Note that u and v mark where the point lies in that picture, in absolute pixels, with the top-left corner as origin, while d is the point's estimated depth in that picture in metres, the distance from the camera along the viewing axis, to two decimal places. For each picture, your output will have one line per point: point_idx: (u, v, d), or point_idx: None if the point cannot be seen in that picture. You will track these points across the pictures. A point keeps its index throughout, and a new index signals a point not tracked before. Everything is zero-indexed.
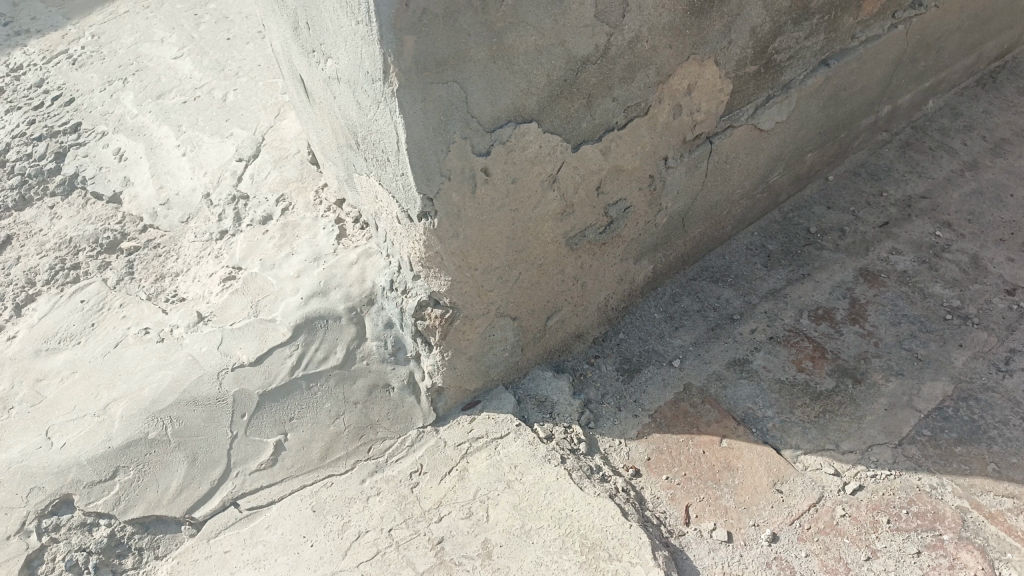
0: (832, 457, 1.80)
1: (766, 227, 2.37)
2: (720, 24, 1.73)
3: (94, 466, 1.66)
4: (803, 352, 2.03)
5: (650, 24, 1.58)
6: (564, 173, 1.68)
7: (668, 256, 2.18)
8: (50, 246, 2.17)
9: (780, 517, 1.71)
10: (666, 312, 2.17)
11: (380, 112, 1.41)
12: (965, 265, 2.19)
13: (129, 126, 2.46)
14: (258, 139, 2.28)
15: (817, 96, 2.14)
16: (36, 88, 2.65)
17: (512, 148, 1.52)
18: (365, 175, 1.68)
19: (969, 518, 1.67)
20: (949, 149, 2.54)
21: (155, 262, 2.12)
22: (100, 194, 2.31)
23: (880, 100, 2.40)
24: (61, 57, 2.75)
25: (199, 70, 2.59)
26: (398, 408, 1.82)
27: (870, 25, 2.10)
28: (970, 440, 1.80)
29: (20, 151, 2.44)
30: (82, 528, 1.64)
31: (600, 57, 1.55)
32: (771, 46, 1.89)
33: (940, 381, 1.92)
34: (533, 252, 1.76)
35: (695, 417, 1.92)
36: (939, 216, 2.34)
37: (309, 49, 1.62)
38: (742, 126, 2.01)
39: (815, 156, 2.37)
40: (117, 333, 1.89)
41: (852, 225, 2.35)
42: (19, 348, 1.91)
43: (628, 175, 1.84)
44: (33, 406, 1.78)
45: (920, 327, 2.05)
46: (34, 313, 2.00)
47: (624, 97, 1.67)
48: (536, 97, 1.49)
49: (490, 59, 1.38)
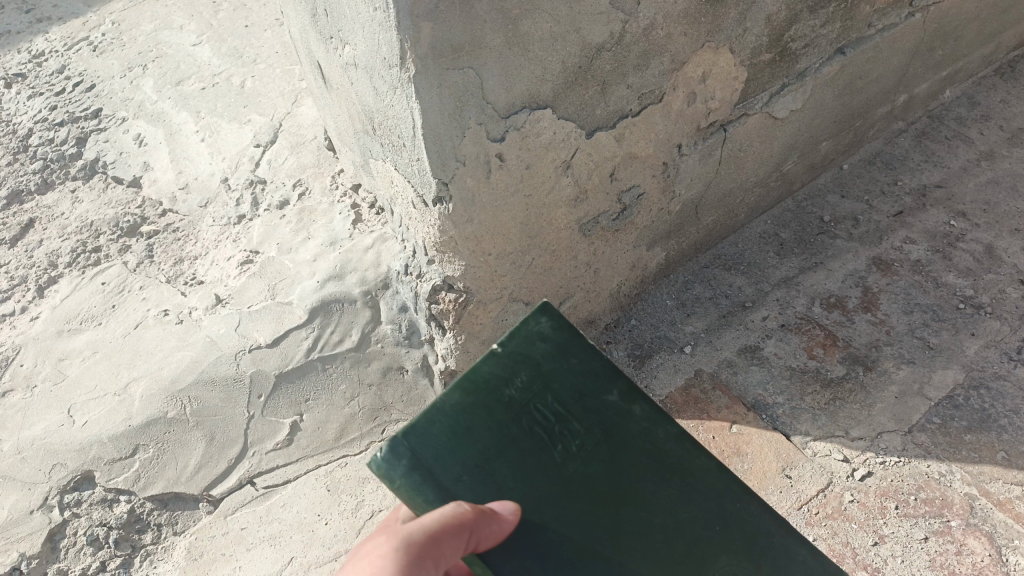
0: (841, 444, 1.81)
1: (779, 216, 2.37)
2: (735, 12, 1.73)
3: (115, 443, 1.70)
4: (814, 339, 2.04)
5: (664, 11, 1.59)
6: (578, 160, 1.69)
7: (680, 244, 2.19)
8: (72, 230, 2.19)
9: (788, 502, 1.73)
10: (678, 300, 2.18)
11: (396, 97, 1.43)
12: (978, 255, 2.20)
13: (149, 112, 2.48)
14: (275, 125, 2.31)
15: (832, 85, 2.13)
16: (58, 74, 2.67)
17: (526, 134, 1.54)
18: (381, 160, 1.71)
19: (977, 505, 1.69)
20: (966, 139, 2.54)
21: (174, 246, 2.14)
22: (121, 178, 2.33)
23: (896, 90, 2.39)
24: (82, 43, 2.77)
25: (217, 56, 2.62)
26: (412, 391, 1.85)
27: (886, 13, 2.09)
28: (980, 428, 1.82)
29: (42, 136, 2.46)
30: (103, 504, 1.67)
31: (614, 44, 1.56)
32: (786, 34, 1.89)
33: (952, 369, 1.93)
34: (546, 238, 1.78)
35: (705, 402, 1.94)
36: (953, 206, 2.34)
37: (326, 36, 1.64)
38: (756, 114, 2.02)
39: (829, 145, 2.36)
40: (137, 315, 1.93)
41: (865, 214, 2.35)
42: (42, 328, 1.94)
43: (641, 163, 1.85)
44: (56, 384, 1.82)
45: (932, 316, 2.06)
46: (56, 294, 2.02)
47: (638, 84, 1.68)
48: (550, 85, 1.51)
49: (505, 45, 1.39)
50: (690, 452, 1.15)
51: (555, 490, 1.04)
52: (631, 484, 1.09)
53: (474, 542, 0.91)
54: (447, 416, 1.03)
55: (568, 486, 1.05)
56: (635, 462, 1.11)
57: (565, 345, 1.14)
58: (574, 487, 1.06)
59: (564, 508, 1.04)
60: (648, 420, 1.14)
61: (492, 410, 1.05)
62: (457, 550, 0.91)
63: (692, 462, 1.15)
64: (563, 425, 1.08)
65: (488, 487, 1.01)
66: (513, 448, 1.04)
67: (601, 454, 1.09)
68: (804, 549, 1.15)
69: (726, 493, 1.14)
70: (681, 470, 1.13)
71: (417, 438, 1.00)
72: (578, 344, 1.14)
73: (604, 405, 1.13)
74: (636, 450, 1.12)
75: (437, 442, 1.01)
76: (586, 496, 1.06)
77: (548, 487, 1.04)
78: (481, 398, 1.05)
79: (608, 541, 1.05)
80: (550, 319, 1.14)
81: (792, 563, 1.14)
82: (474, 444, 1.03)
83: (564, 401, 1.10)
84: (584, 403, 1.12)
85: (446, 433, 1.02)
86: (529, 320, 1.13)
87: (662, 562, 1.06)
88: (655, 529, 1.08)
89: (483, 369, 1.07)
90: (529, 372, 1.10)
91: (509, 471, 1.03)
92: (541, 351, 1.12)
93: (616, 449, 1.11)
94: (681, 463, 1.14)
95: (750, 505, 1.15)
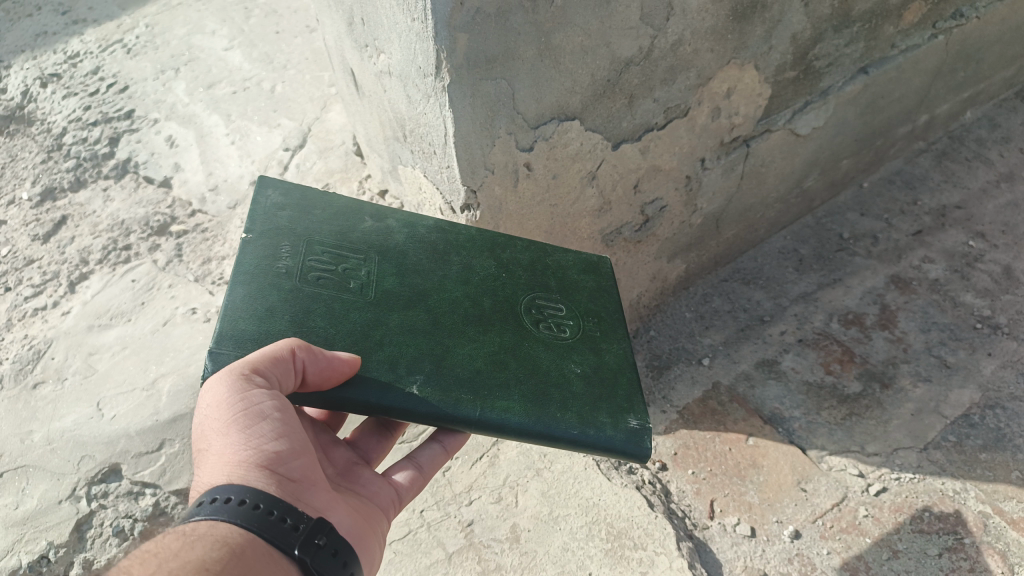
0: (857, 459, 1.84)
1: (798, 231, 2.40)
2: (762, 30, 1.75)
3: (142, 437, 1.74)
4: (831, 354, 2.06)
5: (692, 28, 1.62)
6: (603, 171, 1.74)
7: (700, 256, 2.24)
8: (104, 227, 2.23)
9: (803, 515, 1.75)
10: (696, 312, 2.23)
11: (429, 106, 1.45)
12: (997, 276, 2.21)
13: (181, 114, 2.51)
14: (304, 130, 2.41)
15: (854, 104, 2.15)
16: (92, 75, 2.69)
17: (554, 144, 1.58)
18: (410, 166, 1.75)
19: (991, 523, 1.69)
20: (985, 160, 2.56)
21: (203, 246, 2.19)
22: (151, 178, 2.35)
23: (918, 110, 2.41)
24: (116, 46, 2.79)
25: (248, 62, 2.68)
26: None
27: (910, 34, 2.10)
28: (996, 447, 1.83)
29: (76, 136, 2.49)
30: (130, 496, 1.67)
31: (642, 58, 1.59)
32: (811, 52, 1.91)
33: (968, 389, 1.95)
34: (570, 247, 1.84)
35: (722, 414, 1.97)
36: (972, 226, 2.35)
37: (362, 44, 1.68)
38: (779, 131, 2.04)
39: (850, 162, 2.38)
40: (166, 311, 2.00)
41: (884, 232, 2.37)
42: (73, 324, 1.99)
43: (665, 175, 1.90)
44: (85, 377, 1.87)
45: (949, 335, 2.07)
46: (87, 290, 2.07)
47: (664, 98, 1.71)
48: (579, 96, 1.54)
49: (537, 57, 1.41)
50: (452, 232, 1.44)
51: (365, 302, 1.28)
52: (427, 276, 1.35)
53: (295, 355, 1.10)
54: (246, 304, 1.21)
55: (377, 303, 1.28)
56: (415, 257, 1.38)
57: (301, 204, 1.39)
58: (376, 297, 1.29)
59: (386, 320, 1.26)
60: (406, 222, 1.43)
61: (281, 286, 1.25)
62: (286, 367, 1.10)
63: (457, 237, 1.43)
64: (336, 258, 1.33)
65: (318, 331, 1.21)
66: (317, 305, 1.25)
67: (388, 267, 1.35)
68: (569, 256, 1.51)
69: (496, 245, 1.45)
70: (452, 247, 1.42)
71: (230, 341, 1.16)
72: (311, 203, 1.40)
73: (366, 232, 1.40)
74: (409, 251, 1.39)
75: (248, 329, 1.18)
76: (393, 301, 1.29)
77: (360, 307, 1.27)
78: (261, 276, 1.25)
79: (437, 321, 1.29)
80: (275, 192, 1.39)
81: (563, 266, 1.48)
82: (282, 319, 1.21)
83: (329, 243, 1.35)
84: (348, 239, 1.37)
85: (250, 319, 1.20)
86: (259, 198, 1.37)
87: (484, 315, 1.32)
88: (461, 297, 1.34)
89: (249, 257, 1.27)
90: (288, 239, 1.32)
91: (322, 315, 1.24)
92: (285, 219, 1.35)
93: (396, 261, 1.36)
94: (455, 239, 1.43)
95: (515, 247, 1.47)
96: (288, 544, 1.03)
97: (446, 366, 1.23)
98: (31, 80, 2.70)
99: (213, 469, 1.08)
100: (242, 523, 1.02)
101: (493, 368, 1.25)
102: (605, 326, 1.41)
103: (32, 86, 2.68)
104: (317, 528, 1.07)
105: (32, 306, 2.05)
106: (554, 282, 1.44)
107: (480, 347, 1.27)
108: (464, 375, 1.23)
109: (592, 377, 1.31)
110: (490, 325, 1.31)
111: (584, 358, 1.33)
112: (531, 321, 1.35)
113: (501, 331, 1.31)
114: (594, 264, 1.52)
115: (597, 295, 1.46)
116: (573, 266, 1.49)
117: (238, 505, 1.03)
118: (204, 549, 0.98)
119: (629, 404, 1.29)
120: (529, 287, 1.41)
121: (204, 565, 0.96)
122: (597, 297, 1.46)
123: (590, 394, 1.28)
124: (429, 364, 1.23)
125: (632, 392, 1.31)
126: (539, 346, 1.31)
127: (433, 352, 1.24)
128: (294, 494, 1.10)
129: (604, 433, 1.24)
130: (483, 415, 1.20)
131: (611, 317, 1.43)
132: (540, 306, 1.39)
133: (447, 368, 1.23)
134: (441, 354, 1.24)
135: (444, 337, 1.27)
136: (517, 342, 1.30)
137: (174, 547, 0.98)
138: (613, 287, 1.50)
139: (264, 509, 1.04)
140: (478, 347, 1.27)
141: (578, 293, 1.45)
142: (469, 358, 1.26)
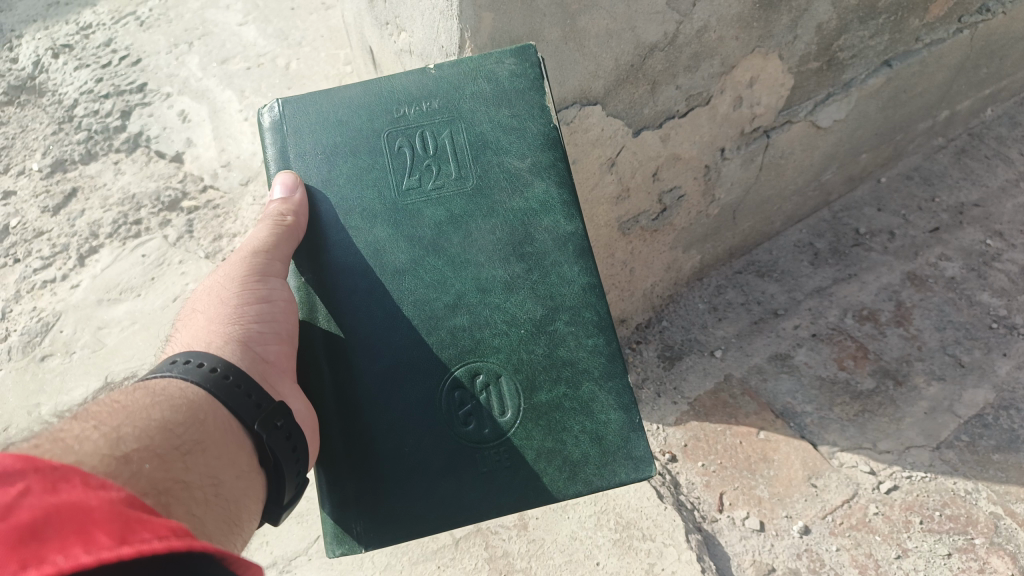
0: (868, 456, 1.83)
1: (814, 225, 2.37)
2: (788, 19, 1.72)
3: None
4: (845, 350, 2.05)
5: (718, 15, 1.58)
6: (623, 158, 1.72)
7: (715, 246, 2.22)
8: (114, 201, 2.20)
9: (814, 510, 1.74)
10: (709, 304, 2.21)
11: None
12: (1014, 275, 2.19)
13: (194, 89, 2.49)
14: None
15: (876, 97, 2.11)
16: (104, 47, 2.66)
17: (575, 128, 1.55)
18: None
19: (1003, 524, 1.68)
20: (1005, 158, 2.52)
21: (214, 223, 2.16)
22: (163, 153, 2.33)
23: (939, 106, 2.37)
24: (129, 18, 2.76)
25: (263, 37, 2.65)
26: None
27: (935, 28, 2.06)
28: (1009, 449, 1.82)
29: (87, 108, 2.46)
30: None
31: (667, 44, 1.56)
32: (836, 43, 1.87)
33: (983, 389, 1.93)
34: None
35: (734, 407, 1.95)
36: (990, 225, 2.33)
37: (382, 22, 1.66)
38: (800, 123, 2.01)
39: (869, 156, 2.35)
40: (176, 288, 1.99)
41: (902, 229, 2.34)
42: (83, 297, 1.99)
43: (684, 164, 1.87)
44: (94, 351, 1.89)
45: (965, 334, 2.06)
46: (97, 263, 2.07)
47: (687, 86, 1.68)
48: (601, 81, 1.51)
49: (562, 40, 1.38)
50: (561, 255, 1.23)
51: (390, 200, 1.24)
52: (470, 243, 1.23)
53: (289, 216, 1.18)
54: (339, 105, 1.28)
55: (395, 211, 1.23)
56: (489, 227, 1.24)
57: (507, 94, 1.28)
58: (399, 214, 1.23)
59: (374, 228, 1.22)
60: (536, 201, 1.25)
61: (374, 116, 1.27)
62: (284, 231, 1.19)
63: (554, 260, 1.23)
64: (438, 157, 1.26)
65: (331, 168, 1.25)
66: (363, 153, 1.26)
67: (456, 207, 1.24)
68: (607, 416, 1.19)
69: (562, 307, 1.21)
70: (535, 259, 1.23)
71: (297, 105, 1.27)
72: (513, 105, 1.27)
73: (499, 164, 1.26)
74: (498, 217, 1.24)
75: (312, 116, 1.27)
76: (417, 223, 1.23)
77: (381, 200, 1.24)
78: (376, 105, 1.28)
79: (399, 275, 1.21)
80: (515, 60, 1.28)
81: (585, 412, 1.18)
82: (335, 133, 1.26)
83: (460, 143, 1.27)
84: (479, 155, 1.26)
85: (316, 116, 1.27)
86: (494, 56, 1.28)
87: (441, 318, 1.20)
88: (454, 286, 1.21)
89: (402, 84, 1.29)
90: (443, 100, 1.28)
91: (349, 169, 1.25)
92: (469, 92, 1.28)
93: (474, 209, 1.24)
94: (548, 260, 1.23)
95: (591, 341, 1.21)
96: (249, 417, 1.05)
97: (343, 322, 1.19)
98: (42, 51, 2.67)
99: (197, 332, 1.16)
100: (208, 388, 1.04)
101: (370, 349, 1.18)
102: (501, 467, 1.16)
103: (43, 57, 2.65)
104: (280, 409, 1.06)
105: (41, 278, 2.04)
106: (546, 393, 1.19)
107: (384, 328, 1.19)
108: (346, 331, 1.18)
109: (405, 467, 1.15)
110: (430, 334, 1.19)
111: (435, 446, 1.16)
112: (465, 375, 1.18)
113: (436, 347, 1.19)
114: (608, 447, 1.17)
115: (550, 458, 1.17)
116: (591, 425, 1.18)
117: (208, 371, 1.05)
118: (170, 408, 0.98)
119: (382, 515, 1.14)
120: (532, 370, 1.19)
121: (166, 425, 0.95)
122: (544, 456, 1.17)
123: (384, 473, 1.15)
124: (342, 292, 1.20)
125: (407, 516, 1.14)
126: (437, 386, 1.18)
127: (354, 290, 1.20)
128: (264, 374, 1.13)
129: (344, 500, 1.15)
130: (318, 362, 1.19)
131: (516, 479, 1.16)
132: (508, 377, 1.19)
133: (349, 318, 1.19)
134: (358, 292, 1.20)
135: (382, 284, 1.20)
136: (434, 360, 1.18)
137: (141, 404, 0.97)
138: (576, 488, 1.16)
139: (232, 380, 1.05)
140: (387, 324, 1.19)
141: (548, 429, 1.17)
142: (367, 323, 1.19)
